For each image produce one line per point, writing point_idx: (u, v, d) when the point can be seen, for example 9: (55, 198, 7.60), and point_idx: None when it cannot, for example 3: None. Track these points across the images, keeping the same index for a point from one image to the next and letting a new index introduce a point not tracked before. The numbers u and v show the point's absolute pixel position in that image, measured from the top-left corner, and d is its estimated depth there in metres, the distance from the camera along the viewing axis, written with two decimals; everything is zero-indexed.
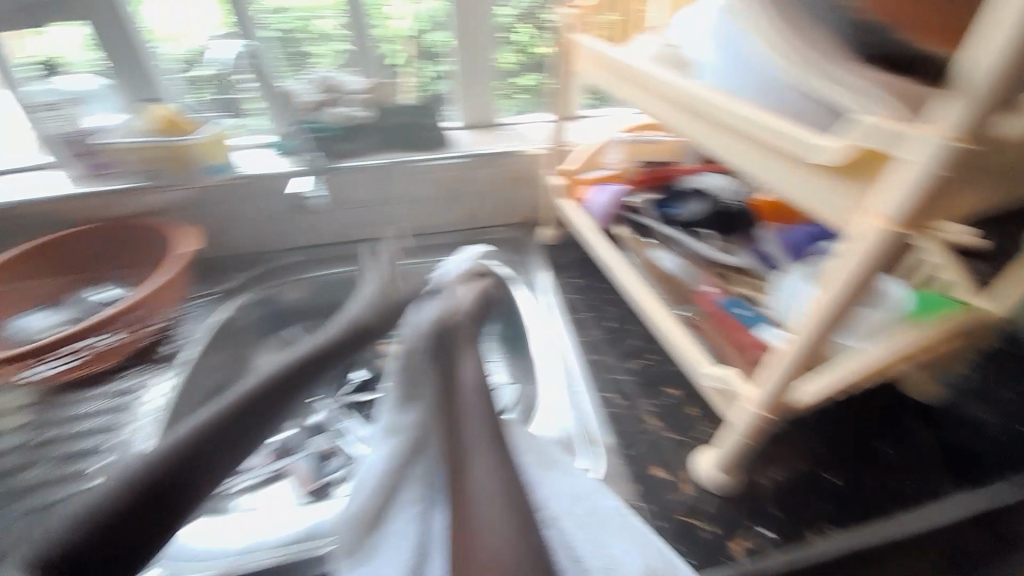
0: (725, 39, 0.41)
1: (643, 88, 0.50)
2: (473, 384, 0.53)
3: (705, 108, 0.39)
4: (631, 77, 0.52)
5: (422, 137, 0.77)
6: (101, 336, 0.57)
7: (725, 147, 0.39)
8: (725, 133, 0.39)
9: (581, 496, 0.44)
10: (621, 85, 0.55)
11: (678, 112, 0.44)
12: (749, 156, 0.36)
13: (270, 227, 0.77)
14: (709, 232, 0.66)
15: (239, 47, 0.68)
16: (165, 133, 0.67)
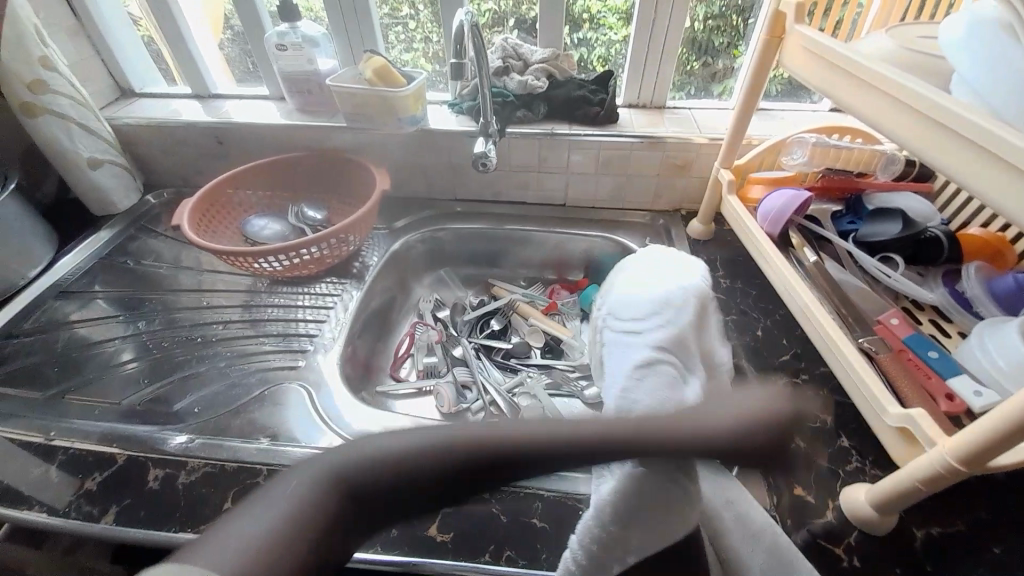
0: (997, 55, 0.38)
1: (878, 95, 0.46)
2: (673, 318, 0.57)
3: (979, 139, 0.36)
4: (854, 79, 0.48)
5: (592, 113, 0.80)
6: (311, 249, 0.73)
7: (980, 179, 0.36)
8: (996, 167, 0.35)
9: None
10: (837, 86, 0.51)
11: (930, 133, 0.40)
12: (1022, 202, 0.33)
13: (444, 177, 0.88)
14: (899, 261, 0.61)
15: (465, 17, 0.65)
16: (381, 84, 0.75)
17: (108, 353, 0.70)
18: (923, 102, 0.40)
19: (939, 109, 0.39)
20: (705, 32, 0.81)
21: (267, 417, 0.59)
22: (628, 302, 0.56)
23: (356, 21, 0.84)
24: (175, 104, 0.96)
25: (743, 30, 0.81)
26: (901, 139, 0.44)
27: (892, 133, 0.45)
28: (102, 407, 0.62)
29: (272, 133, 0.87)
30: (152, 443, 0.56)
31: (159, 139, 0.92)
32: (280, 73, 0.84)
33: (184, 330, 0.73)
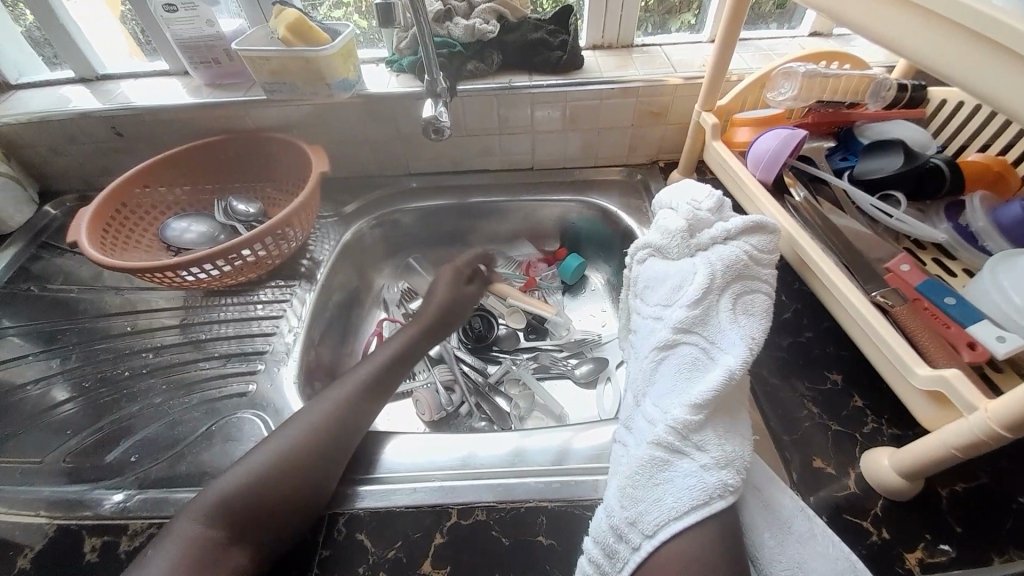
0: None
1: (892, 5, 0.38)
2: (687, 319, 0.41)
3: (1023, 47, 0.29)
4: None
5: (553, 59, 0.70)
6: (247, 250, 0.62)
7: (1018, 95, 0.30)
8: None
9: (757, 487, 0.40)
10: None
11: (960, 45, 0.34)
12: None
13: (392, 149, 0.77)
14: (901, 198, 0.56)
15: None
16: (298, 42, 0.63)
17: (23, 402, 0.59)
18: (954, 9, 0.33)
19: (975, 14, 0.32)
20: None
21: (221, 455, 0.51)
22: (655, 278, 0.47)
23: None
24: (62, 91, 0.80)
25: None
26: (916, 57, 0.37)
27: (910, 53, 0.38)
28: (22, 468, 0.52)
29: (183, 116, 0.73)
30: (86, 505, 0.48)
31: (48, 137, 0.77)
32: (176, 41, 0.69)
33: (109, 363, 0.62)
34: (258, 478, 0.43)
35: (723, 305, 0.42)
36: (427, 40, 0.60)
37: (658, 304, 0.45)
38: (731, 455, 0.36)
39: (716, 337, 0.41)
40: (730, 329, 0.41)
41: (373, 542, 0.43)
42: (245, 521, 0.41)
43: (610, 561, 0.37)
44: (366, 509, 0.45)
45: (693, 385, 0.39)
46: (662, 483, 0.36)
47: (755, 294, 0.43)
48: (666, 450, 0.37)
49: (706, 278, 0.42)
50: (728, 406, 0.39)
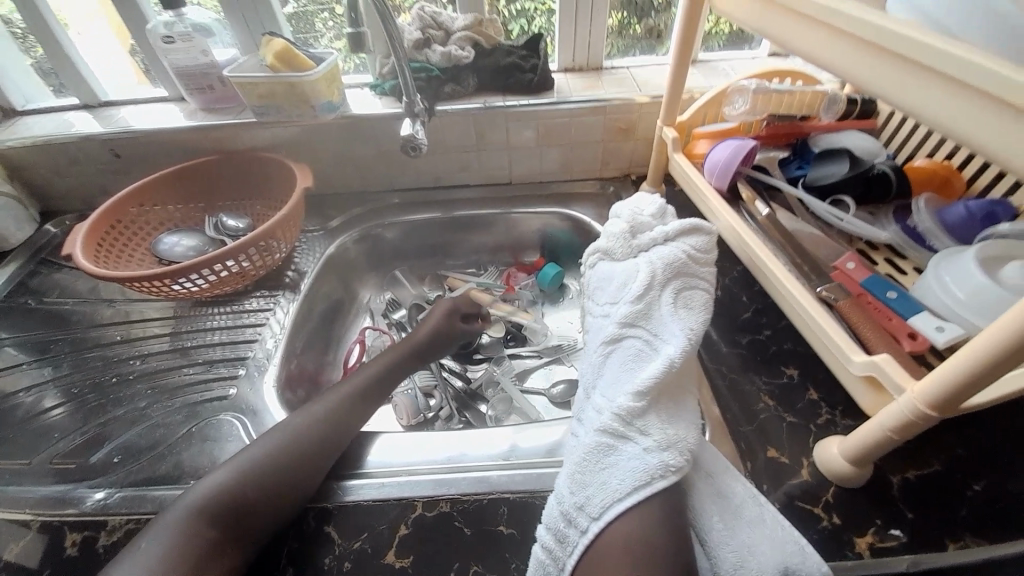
0: None
1: (820, 28, 0.42)
2: (629, 315, 0.44)
3: (927, 60, 0.32)
4: (791, 13, 0.45)
5: (526, 80, 0.75)
6: (232, 261, 0.65)
7: (927, 103, 0.34)
8: (961, 93, 0.31)
9: (710, 476, 0.41)
10: (772, 23, 0.47)
11: (878, 61, 0.37)
12: (979, 125, 0.30)
13: (375, 166, 0.81)
14: (850, 201, 0.59)
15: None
16: (285, 69, 0.68)
17: (14, 408, 0.61)
18: (872, 31, 0.36)
19: (892, 35, 0.35)
20: None
21: (199, 455, 0.53)
22: (604, 279, 0.49)
23: (252, 3, 0.74)
24: (67, 116, 0.85)
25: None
26: (844, 72, 0.41)
27: (840, 69, 0.41)
28: (10, 470, 0.54)
29: (178, 138, 0.78)
30: (69, 503, 0.50)
31: (51, 160, 0.81)
32: (172, 69, 0.74)
33: (98, 370, 0.65)
34: (244, 470, 0.45)
35: (665, 298, 0.44)
36: (405, 68, 0.65)
37: (605, 302, 0.48)
38: (675, 437, 0.38)
39: (660, 329, 0.43)
40: (672, 319, 0.43)
41: (340, 534, 0.44)
42: (220, 518, 0.42)
43: (563, 546, 0.38)
44: (338, 502, 0.46)
45: (636, 373, 0.41)
46: (607, 467, 0.38)
47: (694, 290, 0.45)
48: (613, 436, 0.39)
49: (647, 275, 0.45)
50: (672, 393, 0.41)
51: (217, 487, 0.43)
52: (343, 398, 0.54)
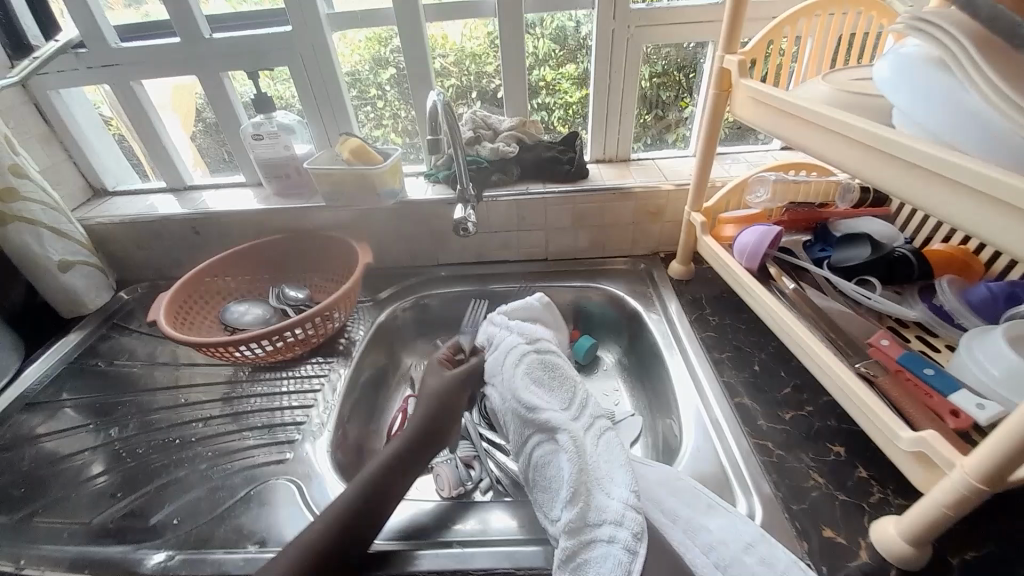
0: (923, 87, 0.42)
1: (832, 133, 0.48)
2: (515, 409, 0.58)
3: (927, 164, 0.38)
4: (799, 121, 0.52)
5: (563, 171, 0.84)
6: (296, 330, 0.71)
7: (931, 199, 0.39)
8: (958, 192, 0.37)
9: (750, 543, 0.43)
10: (782, 127, 0.55)
11: (882, 162, 0.43)
12: (980, 218, 0.35)
13: (425, 243, 0.89)
14: (876, 282, 0.63)
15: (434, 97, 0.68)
16: (357, 162, 0.78)
17: (77, 466, 0.64)
18: (880, 140, 0.42)
19: (893, 143, 0.41)
20: (651, 88, 0.87)
21: (255, 520, 0.55)
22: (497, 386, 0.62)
23: (331, 107, 0.87)
24: (150, 199, 0.96)
25: (687, 83, 0.88)
26: (853, 170, 0.47)
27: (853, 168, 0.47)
28: (71, 529, 0.56)
29: (252, 219, 0.87)
30: (127, 565, 0.51)
31: (134, 234, 0.91)
32: (257, 160, 0.86)
33: (160, 432, 0.68)
34: (297, 555, 0.44)
35: (536, 391, 0.58)
36: (462, 165, 0.74)
37: (497, 395, 0.61)
38: (627, 501, 0.46)
39: (551, 417, 0.54)
40: (555, 405, 0.56)
41: None
42: None
43: None
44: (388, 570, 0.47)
45: (563, 461, 0.50)
46: (593, 566, 0.43)
47: (556, 366, 0.62)
48: (575, 543, 0.44)
49: (520, 379, 0.59)
50: (592, 471, 0.49)
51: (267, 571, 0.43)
52: (378, 469, 0.53)
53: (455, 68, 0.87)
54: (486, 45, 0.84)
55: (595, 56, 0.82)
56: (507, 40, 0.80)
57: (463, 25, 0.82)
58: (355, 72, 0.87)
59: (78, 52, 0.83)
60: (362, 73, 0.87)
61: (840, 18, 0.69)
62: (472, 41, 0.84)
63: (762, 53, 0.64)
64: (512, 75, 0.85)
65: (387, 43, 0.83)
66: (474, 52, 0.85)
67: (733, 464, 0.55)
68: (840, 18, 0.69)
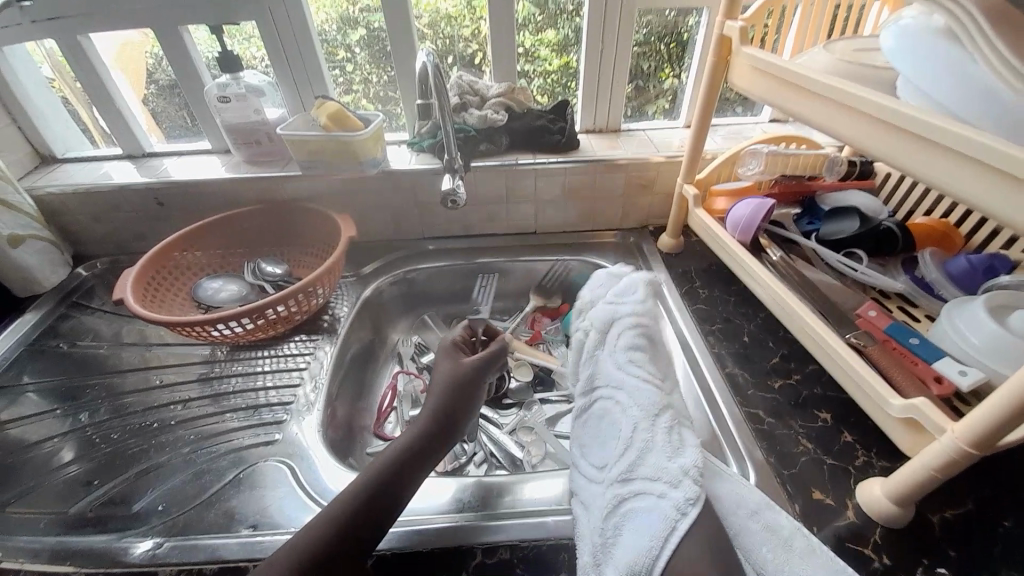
0: (928, 58, 0.42)
1: (833, 104, 0.47)
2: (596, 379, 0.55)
3: (928, 133, 0.38)
4: (798, 89, 0.51)
5: (554, 141, 0.81)
6: (278, 307, 0.67)
7: (931, 169, 0.39)
8: (957, 162, 0.37)
9: (751, 510, 0.44)
10: (781, 96, 0.54)
11: (881, 132, 0.43)
12: (979, 188, 0.35)
13: (410, 215, 0.85)
14: (862, 254, 0.64)
15: (425, 58, 0.63)
16: (337, 128, 0.73)
17: (47, 453, 0.60)
18: (881, 110, 0.42)
19: (895, 112, 0.41)
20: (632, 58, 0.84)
21: (248, 504, 0.53)
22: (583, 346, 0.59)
23: (306, 69, 0.81)
24: (106, 167, 0.88)
25: (667, 53, 0.85)
26: (852, 140, 0.46)
27: (851, 139, 0.47)
28: (45, 522, 0.53)
29: (221, 189, 0.81)
30: (113, 554, 0.48)
31: (90, 206, 0.84)
32: (225, 126, 0.79)
33: (136, 416, 0.65)
34: (307, 544, 0.43)
35: (624, 358, 0.53)
36: (451, 135, 0.71)
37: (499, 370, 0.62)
38: (688, 467, 0.44)
39: (627, 384, 0.51)
40: (646, 373, 0.52)
41: None
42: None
43: None
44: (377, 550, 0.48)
45: (642, 429, 0.47)
46: (633, 524, 0.43)
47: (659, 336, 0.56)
48: (625, 498, 0.44)
49: (621, 338, 0.55)
50: (666, 439, 0.46)
51: (275, 559, 0.42)
52: (396, 457, 0.50)
53: (428, 29, 0.81)
54: (464, 6, 0.79)
55: (588, 20, 0.78)
56: (495, 0, 0.76)
57: None
58: (323, 33, 0.80)
59: (21, 5, 0.74)
60: (330, 33, 0.80)
61: None
62: (448, 2, 0.78)
63: (761, 20, 0.63)
64: (500, 38, 0.80)
65: (355, 1, 0.76)
66: (450, 12, 0.79)
67: (727, 433, 0.56)
68: None
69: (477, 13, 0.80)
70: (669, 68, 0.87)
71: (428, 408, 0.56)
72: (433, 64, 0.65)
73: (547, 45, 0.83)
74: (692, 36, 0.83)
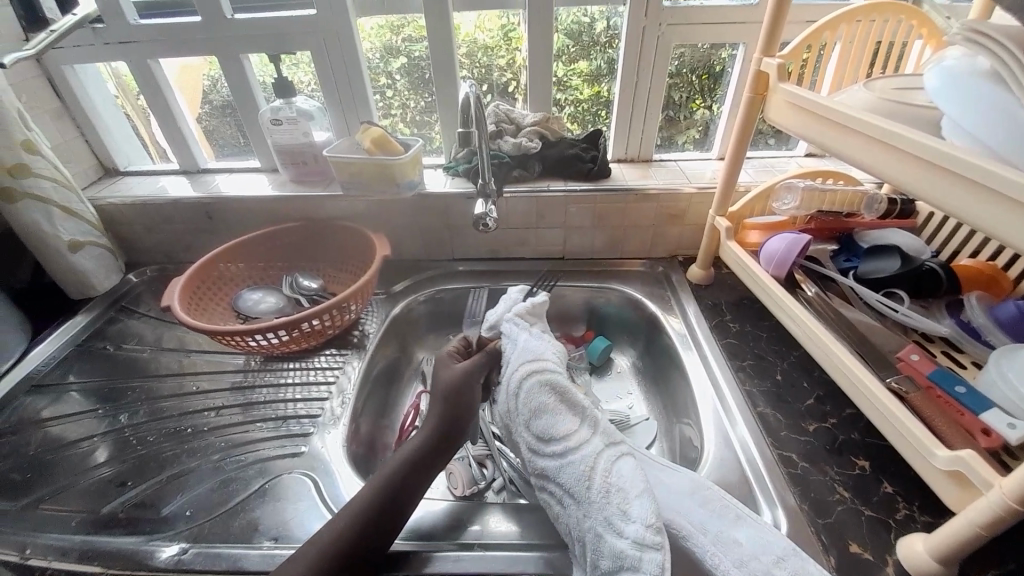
0: (975, 98, 0.41)
1: (874, 141, 0.47)
2: (531, 431, 0.54)
3: (974, 174, 0.37)
4: (837, 125, 0.51)
5: (585, 169, 0.83)
6: (312, 321, 0.70)
7: (979, 209, 0.38)
8: (1006, 204, 0.36)
9: (781, 558, 0.43)
10: (819, 131, 0.54)
11: (923, 171, 0.42)
12: None
13: (441, 237, 0.88)
14: (903, 294, 0.62)
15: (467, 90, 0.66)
16: (378, 152, 0.76)
17: (85, 452, 0.63)
18: (931, 152, 0.41)
19: (939, 151, 0.40)
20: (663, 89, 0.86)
21: (270, 515, 0.54)
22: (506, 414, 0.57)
23: (351, 94, 0.85)
24: (161, 181, 0.94)
25: (699, 85, 0.86)
26: (894, 177, 0.46)
27: (898, 180, 0.45)
28: (77, 520, 0.55)
29: (266, 205, 0.86)
30: (139, 558, 0.50)
31: (144, 216, 0.89)
32: (274, 146, 0.84)
33: (171, 420, 0.67)
34: (316, 552, 0.44)
35: (540, 421, 0.53)
36: (487, 160, 0.73)
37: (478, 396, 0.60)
38: (643, 535, 0.44)
39: (550, 465, 0.51)
40: (561, 441, 0.51)
41: None
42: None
43: None
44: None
45: (584, 518, 0.47)
46: None
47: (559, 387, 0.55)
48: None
49: (534, 401, 0.54)
50: (609, 503, 0.46)
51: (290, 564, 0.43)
52: (398, 468, 0.51)
53: (467, 59, 0.85)
54: (500, 38, 0.83)
55: (623, 53, 0.80)
56: (534, 34, 0.79)
57: (478, 15, 0.81)
58: (370, 61, 0.85)
59: (94, 26, 0.81)
60: (375, 61, 0.85)
61: (874, 26, 0.68)
62: (486, 34, 0.83)
63: (799, 56, 0.63)
64: (538, 69, 0.83)
65: (399, 31, 0.82)
66: (488, 43, 0.84)
67: (757, 476, 0.54)
68: (874, 25, 0.68)
69: (513, 45, 0.83)
70: (701, 100, 0.87)
71: (428, 420, 0.57)
72: (474, 93, 0.68)
73: (579, 75, 0.86)
74: (725, 69, 0.84)
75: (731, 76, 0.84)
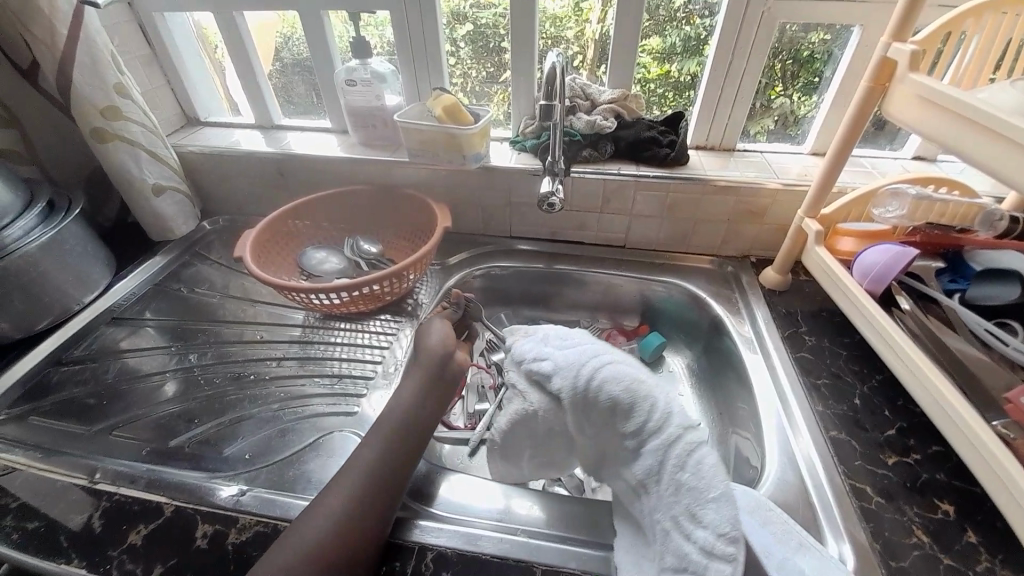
0: None
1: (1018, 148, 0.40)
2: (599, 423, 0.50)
3: None
4: (972, 127, 0.44)
5: (661, 154, 0.77)
6: (372, 286, 0.70)
7: None
8: None
9: None
10: (948, 132, 0.47)
11: None
12: None
13: (503, 213, 0.86)
14: (1019, 325, 0.54)
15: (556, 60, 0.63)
16: (448, 121, 0.74)
17: (154, 385, 0.67)
18: None
19: None
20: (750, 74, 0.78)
21: (320, 470, 0.56)
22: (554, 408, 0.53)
23: (424, 60, 0.84)
24: (236, 134, 0.97)
25: (783, 71, 0.78)
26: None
27: None
28: (146, 449, 0.59)
29: (334, 165, 0.86)
30: (202, 493, 0.52)
31: (220, 167, 0.93)
32: (347, 107, 0.84)
33: (235, 365, 0.71)
34: (353, 480, 0.47)
35: (614, 415, 0.48)
36: (558, 136, 0.69)
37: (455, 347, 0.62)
38: (713, 543, 0.40)
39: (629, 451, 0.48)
40: (636, 430, 0.47)
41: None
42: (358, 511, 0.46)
43: None
44: (420, 542, 0.48)
45: (657, 512, 0.45)
46: None
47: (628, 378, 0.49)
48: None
49: (589, 393, 0.49)
50: (679, 505, 0.43)
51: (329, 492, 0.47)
52: (409, 409, 0.53)
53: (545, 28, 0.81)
54: (570, 8, 0.79)
55: (719, 31, 0.74)
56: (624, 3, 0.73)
57: None
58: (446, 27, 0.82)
59: None
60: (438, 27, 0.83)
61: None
62: (554, 4, 0.79)
63: (934, 45, 0.55)
64: (622, 42, 0.77)
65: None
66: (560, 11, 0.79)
67: (823, 503, 0.50)
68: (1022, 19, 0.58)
69: (583, 14, 0.79)
70: (780, 87, 0.80)
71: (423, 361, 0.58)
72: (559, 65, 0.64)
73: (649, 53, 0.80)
74: (815, 53, 0.76)
75: (837, 64, 0.75)
